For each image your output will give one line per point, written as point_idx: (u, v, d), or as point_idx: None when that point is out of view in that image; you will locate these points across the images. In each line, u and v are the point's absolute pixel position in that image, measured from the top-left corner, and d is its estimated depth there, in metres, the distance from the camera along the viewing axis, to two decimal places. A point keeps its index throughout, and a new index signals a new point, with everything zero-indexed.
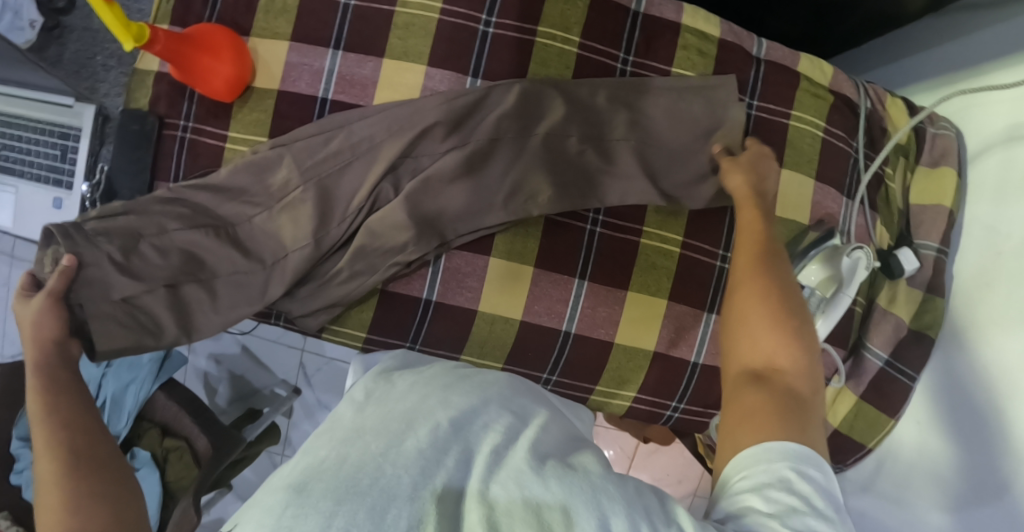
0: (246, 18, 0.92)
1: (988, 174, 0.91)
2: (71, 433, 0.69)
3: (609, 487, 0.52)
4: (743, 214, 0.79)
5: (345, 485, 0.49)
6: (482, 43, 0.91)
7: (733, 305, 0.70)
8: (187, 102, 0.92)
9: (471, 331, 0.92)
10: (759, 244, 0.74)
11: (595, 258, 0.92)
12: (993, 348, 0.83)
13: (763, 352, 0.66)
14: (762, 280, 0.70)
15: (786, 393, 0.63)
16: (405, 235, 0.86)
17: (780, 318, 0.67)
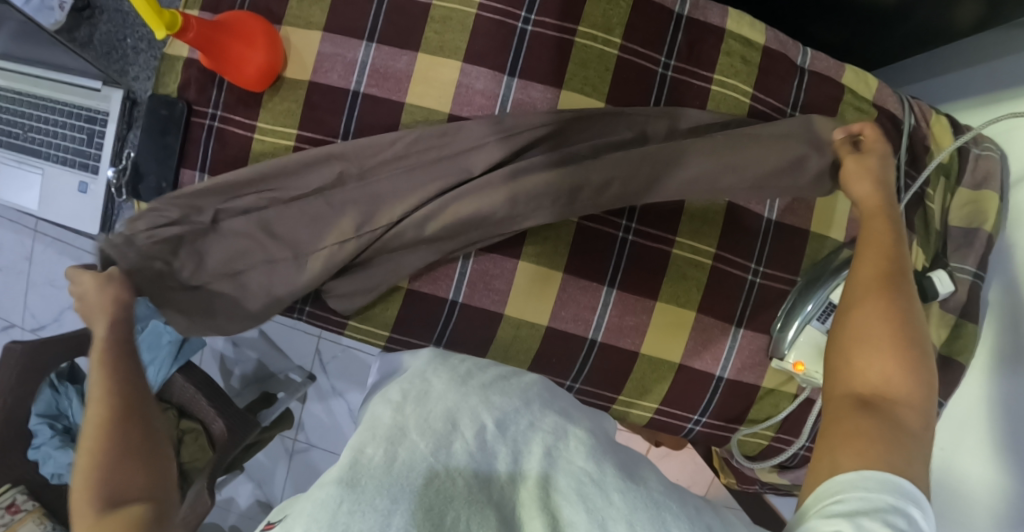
0: (279, 5, 0.90)
1: None
2: (124, 436, 0.64)
3: (670, 503, 0.58)
4: (873, 219, 0.73)
5: (398, 484, 0.55)
6: (519, 41, 0.88)
7: (852, 320, 0.66)
8: (216, 90, 0.90)
9: (495, 334, 0.91)
10: (887, 253, 0.69)
11: (625, 266, 0.91)
12: None
13: (878, 376, 0.63)
14: (887, 297, 0.66)
15: (898, 422, 0.60)
16: (437, 236, 0.86)
17: (898, 334, 0.64)
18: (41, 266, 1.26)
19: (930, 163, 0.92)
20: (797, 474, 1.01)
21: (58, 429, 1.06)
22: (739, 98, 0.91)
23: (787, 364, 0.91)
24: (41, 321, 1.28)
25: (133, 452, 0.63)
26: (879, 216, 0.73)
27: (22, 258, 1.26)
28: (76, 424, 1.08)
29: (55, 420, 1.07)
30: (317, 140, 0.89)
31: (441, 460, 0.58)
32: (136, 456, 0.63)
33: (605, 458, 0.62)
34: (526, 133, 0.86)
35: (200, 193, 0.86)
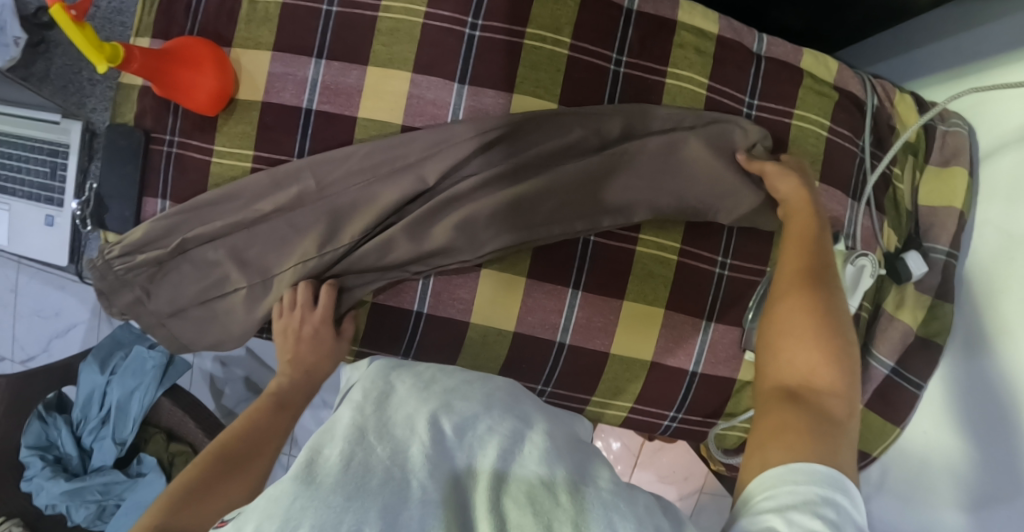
0: (228, 28, 0.90)
1: (1002, 172, 0.87)
2: (230, 478, 0.67)
3: (619, 504, 0.54)
4: (795, 221, 0.78)
5: (355, 481, 0.50)
6: (467, 48, 0.88)
7: (779, 313, 0.69)
8: (172, 116, 0.91)
9: (463, 343, 0.91)
10: (808, 253, 0.74)
11: (589, 267, 0.90)
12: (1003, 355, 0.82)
13: (806, 367, 0.64)
14: (810, 288, 0.69)
15: (826, 410, 0.61)
16: (398, 248, 0.86)
17: (822, 325, 0.66)
18: (28, 297, 1.28)
19: (895, 143, 0.90)
20: None
21: (49, 459, 1.07)
22: (695, 91, 0.90)
23: None
24: (31, 351, 1.30)
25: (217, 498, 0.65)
26: (798, 215, 0.79)
27: (8, 290, 1.29)
28: (66, 454, 1.10)
29: (46, 451, 1.09)
30: (274, 160, 0.89)
31: (397, 459, 0.54)
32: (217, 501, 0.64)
33: (566, 456, 0.58)
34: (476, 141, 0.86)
35: (162, 225, 0.88)
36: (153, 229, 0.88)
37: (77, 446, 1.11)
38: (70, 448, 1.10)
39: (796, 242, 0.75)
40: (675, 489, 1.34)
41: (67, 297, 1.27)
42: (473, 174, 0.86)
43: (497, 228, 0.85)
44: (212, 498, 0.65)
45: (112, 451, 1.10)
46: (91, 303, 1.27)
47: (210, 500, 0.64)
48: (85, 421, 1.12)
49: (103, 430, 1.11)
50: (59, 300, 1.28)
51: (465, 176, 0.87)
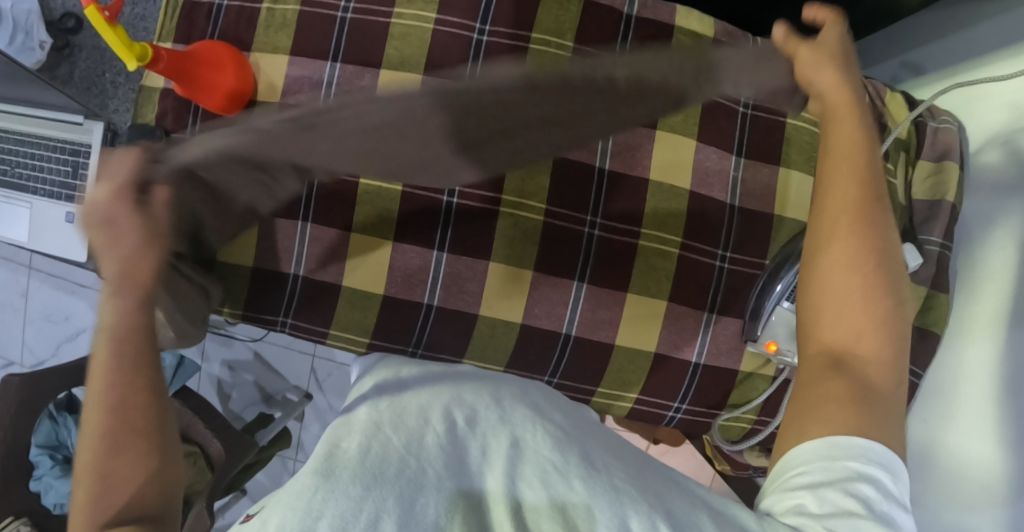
0: (247, 34, 0.94)
1: (991, 167, 0.91)
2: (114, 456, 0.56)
3: (630, 489, 0.52)
4: (837, 129, 0.63)
5: (372, 472, 0.50)
6: (477, 52, 0.92)
7: (820, 265, 0.62)
8: (192, 116, 0.94)
9: (471, 335, 0.93)
10: (857, 176, 0.62)
11: (593, 261, 0.93)
12: (998, 348, 0.86)
13: (848, 332, 0.61)
14: (859, 231, 0.61)
15: (863, 383, 0.59)
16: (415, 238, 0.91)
17: (870, 282, 0.60)
18: (41, 302, 1.30)
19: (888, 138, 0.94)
20: None
21: (58, 459, 1.11)
22: None
23: (761, 345, 0.93)
24: (40, 356, 1.31)
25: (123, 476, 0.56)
26: (842, 121, 0.63)
27: (19, 294, 1.31)
28: (74, 453, 1.14)
29: (55, 451, 1.12)
30: None
31: (409, 463, 0.52)
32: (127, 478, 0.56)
33: (575, 452, 0.56)
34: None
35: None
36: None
37: None
38: None
39: (843, 156, 0.63)
40: None
41: (77, 302, 1.30)
42: None
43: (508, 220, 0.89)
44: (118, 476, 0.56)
45: None
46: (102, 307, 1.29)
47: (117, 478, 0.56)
48: None
49: None
50: (70, 305, 1.30)
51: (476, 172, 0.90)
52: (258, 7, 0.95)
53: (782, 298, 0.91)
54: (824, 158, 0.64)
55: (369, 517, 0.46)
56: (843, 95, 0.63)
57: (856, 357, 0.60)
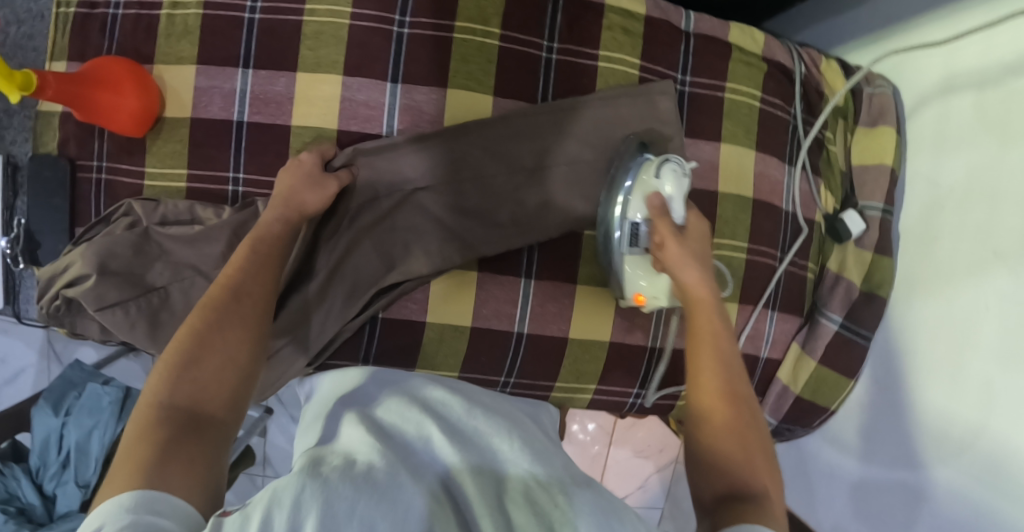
0: (147, 45, 0.87)
1: (925, 125, 0.92)
2: (198, 367, 0.65)
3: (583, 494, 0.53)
4: (696, 315, 0.74)
5: (363, 476, 0.51)
6: (397, 46, 0.87)
7: (699, 433, 0.67)
8: (97, 141, 0.88)
9: (421, 343, 0.90)
10: (713, 342, 0.72)
11: (540, 257, 0.90)
12: (929, 302, 0.88)
13: (743, 472, 0.63)
14: (731, 403, 0.68)
15: (775, 512, 0.60)
16: (357, 253, 0.87)
17: (743, 435, 0.65)
18: None
19: (824, 109, 0.94)
20: None
21: (10, 512, 1.03)
22: (628, 71, 0.91)
23: (631, 299, 0.87)
24: None
25: (215, 358, 0.66)
26: (702, 310, 0.74)
27: None
28: (28, 504, 1.05)
29: (6, 504, 1.04)
30: (208, 177, 0.87)
31: (393, 469, 0.53)
32: (215, 365, 0.66)
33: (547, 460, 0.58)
34: (418, 138, 0.85)
35: (114, 317, 0.81)
36: (110, 322, 0.81)
37: (39, 495, 1.06)
38: (31, 498, 1.05)
39: (703, 348, 0.71)
40: (653, 462, 1.37)
41: (12, 341, 1.24)
42: (412, 158, 0.86)
43: (448, 216, 0.87)
44: (205, 364, 0.66)
45: (76, 495, 1.05)
46: (37, 344, 1.24)
47: (205, 364, 0.66)
48: (43, 469, 1.07)
49: (64, 474, 1.06)
50: (4, 346, 1.24)
51: (408, 174, 0.86)
52: (156, 14, 0.87)
53: (623, 244, 0.85)
54: (693, 326, 0.74)
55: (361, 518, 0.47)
56: (701, 287, 0.76)
57: (747, 491, 0.61)
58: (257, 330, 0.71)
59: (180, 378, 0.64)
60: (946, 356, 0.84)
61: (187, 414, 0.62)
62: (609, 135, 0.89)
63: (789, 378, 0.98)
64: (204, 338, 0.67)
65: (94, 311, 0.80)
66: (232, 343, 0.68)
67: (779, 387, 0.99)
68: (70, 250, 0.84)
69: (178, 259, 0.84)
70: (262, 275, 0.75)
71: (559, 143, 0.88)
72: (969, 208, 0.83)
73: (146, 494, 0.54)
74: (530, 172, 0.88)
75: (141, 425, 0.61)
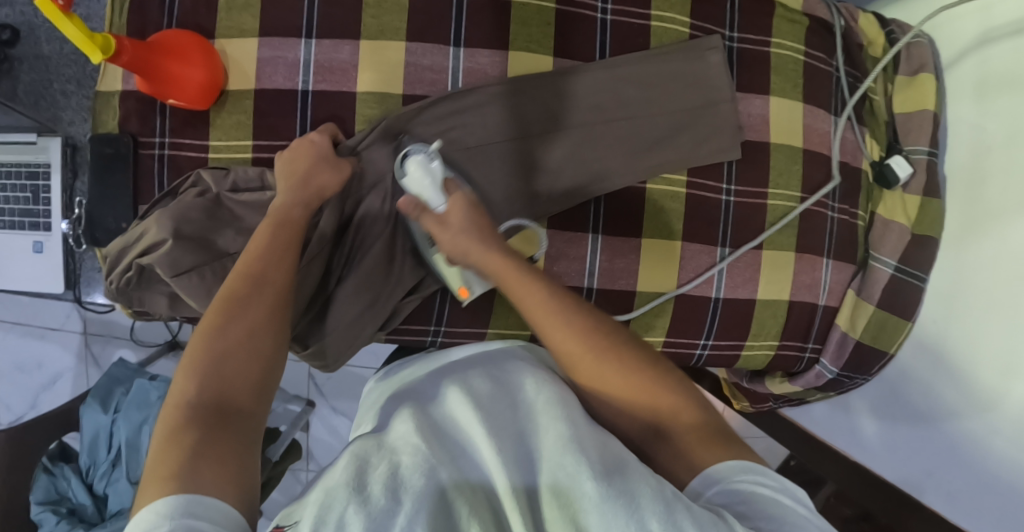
0: (209, 19, 0.87)
1: (966, 75, 0.96)
2: (224, 362, 0.65)
3: (637, 485, 0.53)
4: (515, 293, 0.73)
5: (394, 486, 0.53)
6: (459, 12, 0.88)
7: (596, 397, 0.69)
8: (160, 117, 0.87)
9: (494, 301, 0.90)
10: (544, 300, 0.71)
11: (606, 214, 0.92)
12: (999, 238, 0.89)
13: (655, 409, 0.67)
14: (585, 344, 0.68)
15: (720, 445, 0.65)
16: (394, 226, 0.87)
17: (614, 354, 0.68)
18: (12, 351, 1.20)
19: (875, 67, 0.98)
20: (807, 379, 1.03)
21: (62, 512, 0.99)
22: (678, 29, 0.94)
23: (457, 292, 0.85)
24: (17, 412, 1.22)
25: (241, 353, 0.66)
26: (509, 276, 0.73)
27: None
28: (79, 504, 1.02)
29: (57, 505, 1.01)
30: (275, 147, 0.87)
31: (427, 470, 0.54)
32: (242, 360, 0.66)
33: (588, 443, 0.57)
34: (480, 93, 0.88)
35: (190, 284, 0.80)
36: (184, 289, 0.80)
37: (89, 494, 1.03)
38: (83, 497, 1.02)
39: (557, 336, 0.69)
40: None
41: (48, 346, 1.21)
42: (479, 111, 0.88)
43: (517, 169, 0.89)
44: (232, 358, 0.66)
45: (128, 492, 1.01)
46: (76, 347, 1.20)
47: (234, 358, 0.66)
48: (94, 467, 1.04)
49: (115, 472, 1.03)
50: (40, 351, 1.21)
51: (481, 125, 0.88)
52: None
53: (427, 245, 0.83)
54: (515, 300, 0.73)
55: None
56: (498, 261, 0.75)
57: (671, 422, 0.67)
58: (281, 317, 0.71)
59: (206, 375, 0.64)
60: (1004, 289, 0.87)
61: (215, 409, 0.62)
62: (665, 87, 0.93)
63: (846, 324, 1.00)
64: (227, 331, 0.67)
65: (169, 277, 0.79)
66: (257, 329, 0.68)
67: (837, 334, 1.00)
68: (137, 223, 0.83)
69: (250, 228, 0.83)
70: (286, 254, 0.75)
71: (606, 97, 0.91)
72: (1016, 143, 0.87)
73: (194, 498, 0.54)
74: (583, 126, 0.91)
75: (168, 427, 0.60)
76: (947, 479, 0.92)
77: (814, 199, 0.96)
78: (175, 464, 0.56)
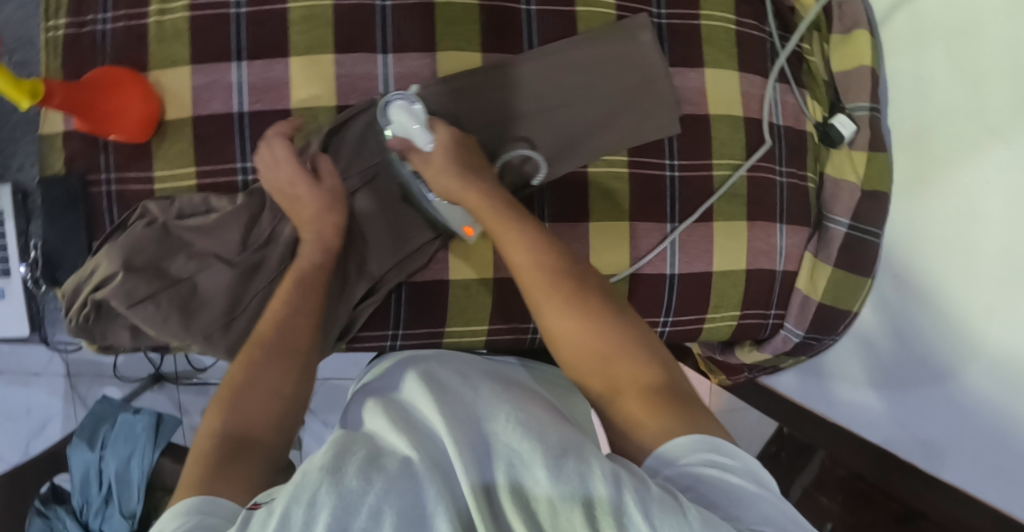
0: (141, 53, 0.89)
1: (898, 26, 0.96)
2: (248, 398, 0.70)
3: (590, 465, 0.53)
4: (503, 242, 0.78)
5: (371, 467, 0.54)
6: (383, 18, 0.90)
7: (552, 339, 0.73)
8: (104, 154, 0.89)
9: (448, 298, 0.91)
10: (528, 246, 0.77)
11: (550, 202, 0.93)
12: (946, 187, 0.89)
13: (605, 356, 0.69)
14: (557, 295, 0.73)
15: (658, 404, 0.65)
16: (338, 237, 0.89)
17: (581, 313, 0.71)
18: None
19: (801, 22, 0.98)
20: (774, 344, 1.03)
21: None
22: (605, 11, 0.95)
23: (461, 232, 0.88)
24: (11, 458, 1.24)
25: (264, 390, 0.71)
26: (487, 215, 0.80)
27: None
28: None
29: None
30: (218, 171, 0.88)
31: (407, 458, 0.55)
32: (265, 397, 0.70)
33: (549, 431, 0.58)
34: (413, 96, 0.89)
35: (146, 312, 0.81)
36: (143, 317, 0.81)
37: None
38: None
39: (526, 272, 0.75)
40: None
41: (34, 393, 1.22)
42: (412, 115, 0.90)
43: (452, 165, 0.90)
44: (257, 396, 0.70)
45: (123, 526, 1.03)
46: (62, 389, 1.23)
47: (258, 395, 0.70)
48: (87, 506, 1.05)
49: (108, 509, 1.05)
50: (27, 396, 1.23)
51: None
52: (145, 22, 0.89)
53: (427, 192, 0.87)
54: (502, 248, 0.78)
55: (369, 511, 0.50)
56: (476, 199, 0.81)
57: (620, 380, 0.68)
58: (304, 359, 0.75)
59: (231, 410, 0.69)
60: (960, 235, 0.88)
61: (241, 439, 0.66)
62: (598, 72, 0.93)
63: (807, 286, 1.00)
64: (253, 373, 0.72)
65: (125, 309, 0.81)
66: (282, 376, 0.72)
67: (799, 297, 1.01)
68: (89, 260, 0.85)
69: (200, 255, 0.85)
70: (312, 298, 0.79)
71: (542, 87, 0.92)
72: (953, 89, 0.87)
73: (208, 503, 0.59)
74: (520, 118, 0.92)
75: (199, 449, 0.65)
76: (962, 451, 0.90)
77: (756, 155, 0.98)
78: (197, 480, 0.61)
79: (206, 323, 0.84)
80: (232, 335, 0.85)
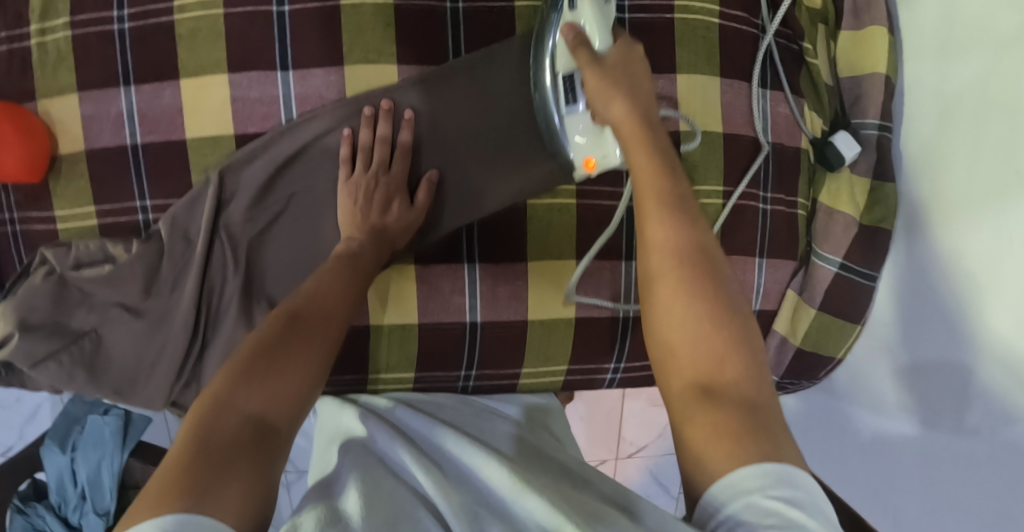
0: (25, 80, 0.80)
1: (924, 12, 0.77)
2: (268, 372, 0.56)
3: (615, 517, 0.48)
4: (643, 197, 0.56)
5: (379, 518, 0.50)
6: (281, 30, 0.76)
7: (656, 328, 0.52)
8: (4, 192, 0.83)
9: (369, 350, 0.82)
10: (663, 197, 0.55)
11: (482, 241, 0.81)
12: (962, 231, 0.71)
13: (711, 360, 0.49)
14: (691, 277, 0.52)
15: (755, 419, 0.47)
16: (238, 285, 0.78)
17: (710, 309, 0.51)
18: None
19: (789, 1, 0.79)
20: None
21: None
22: None
23: (580, 167, 0.74)
24: None
25: (289, 362, 0.57)
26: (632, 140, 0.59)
27: None
28: None
29: None
30: (117, 211, 0.81)
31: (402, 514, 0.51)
32: (289, 371, 0.57)
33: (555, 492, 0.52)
34: (328, 119, 0.77)
35: (49, 372, 0.76)
36: (47, 377, 0.77)
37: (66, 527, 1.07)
38: None
39: (651, 223, 0.54)
40: None
41: None
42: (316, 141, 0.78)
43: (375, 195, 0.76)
44: (279, 373, 0.56)
45: (98, 523, 1.05)
46: None
47: (281, 367, 0.57)
48: (65, 503, 1.08)
49: (85, 504, 1.07)
50: None
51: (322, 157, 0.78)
52: (26, 45, 0.80)
53: (560, 105, 0.72)
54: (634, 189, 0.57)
55: None
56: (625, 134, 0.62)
57: (719, 386, 0.48)
58: (334, 341, 0.63)
59: (250, 375, 0.55)
60: (968, 292, 0.69)
61: (250, 421, 0.53)
62: None
63: (786, 330, 0.86)
64: (278, 345, 0.58)
65: (27, 369, 0.76)
66: (308, 352, 0.59)
67: (775, 340, 0.87)
68: None
69: (101, 308, 0.79)
70: (342, 295, 0.67)
71: (473, 105, 0.78)
72: (988, 119, 0.68)
73: (192, 517, 0.45)
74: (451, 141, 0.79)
75: (195, 429, 0.51)
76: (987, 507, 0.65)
77: (749, 175, 0.81)
78: (187, 472, 0.47)
79: (114, 378, 0.78)
80: (143, 389, 0.79)
